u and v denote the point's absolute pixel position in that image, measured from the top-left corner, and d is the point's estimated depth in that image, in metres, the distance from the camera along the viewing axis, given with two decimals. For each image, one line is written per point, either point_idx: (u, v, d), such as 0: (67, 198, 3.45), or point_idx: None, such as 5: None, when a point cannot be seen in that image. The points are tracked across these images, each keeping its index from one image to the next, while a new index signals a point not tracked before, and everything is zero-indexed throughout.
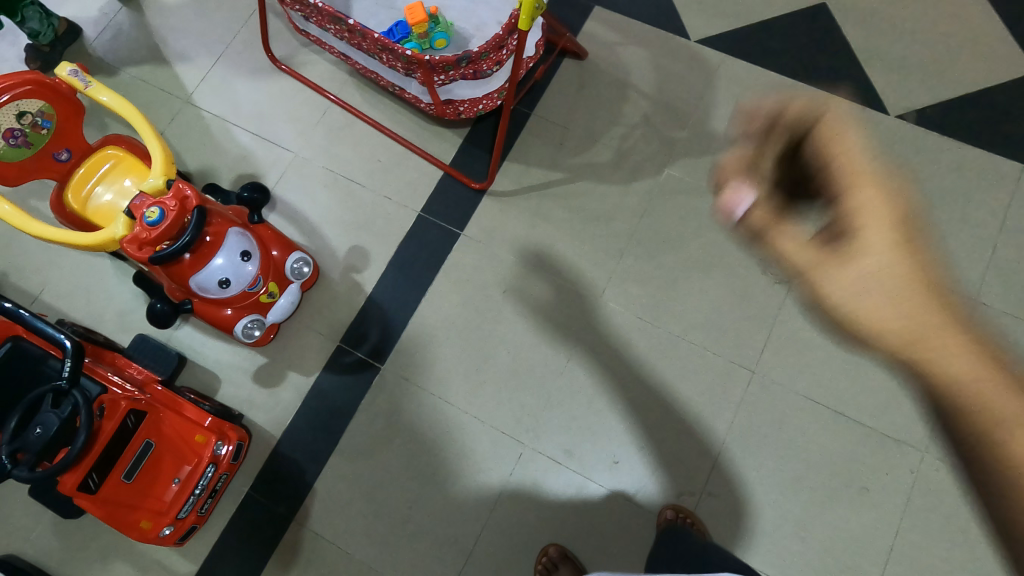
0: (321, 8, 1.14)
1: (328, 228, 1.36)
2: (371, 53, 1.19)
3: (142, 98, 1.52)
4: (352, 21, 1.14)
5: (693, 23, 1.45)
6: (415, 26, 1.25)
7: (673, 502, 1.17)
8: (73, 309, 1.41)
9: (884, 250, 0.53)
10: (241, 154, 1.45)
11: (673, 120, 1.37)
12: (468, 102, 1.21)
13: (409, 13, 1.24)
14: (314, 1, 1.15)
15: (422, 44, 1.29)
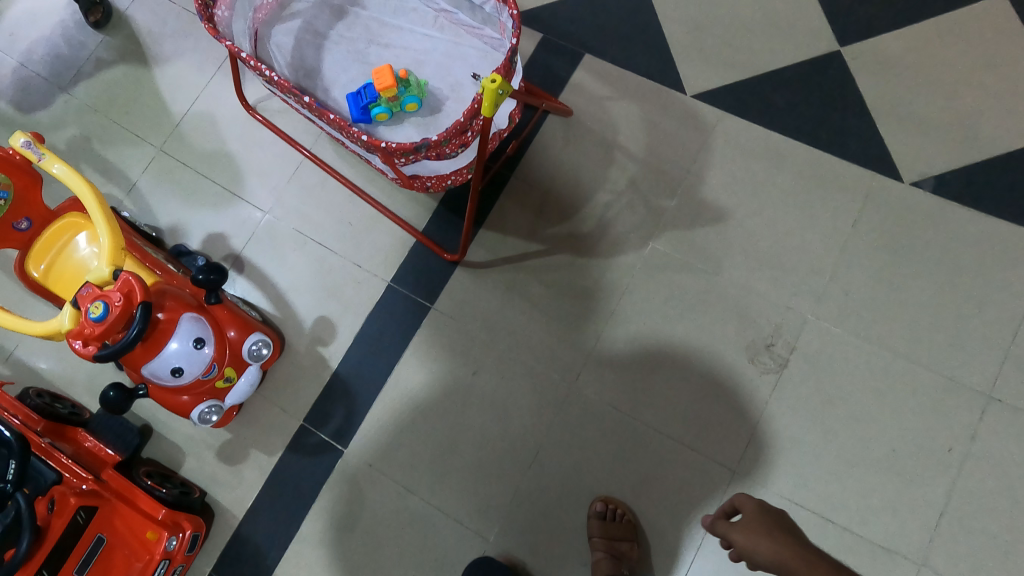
0: (279, 82, 1.06)
1: (296, 296, 1.31)
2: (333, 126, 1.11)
3: (116, 147, 1.47)
4: (309, 97, 1.05)
5: (690, 74, 1.34)
6: (382, 90, 1.16)
7: (604, 493, 1.16)
8: (46, 367, 1.39)
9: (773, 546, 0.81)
10: (211, 209, 1.38)
11: (661, 187, 1.28)
12: (436, 177, 1.13)
13: (376, 77, 1.15)
14: (270, 73, 1.06)
15: (391, 107, 1.19)
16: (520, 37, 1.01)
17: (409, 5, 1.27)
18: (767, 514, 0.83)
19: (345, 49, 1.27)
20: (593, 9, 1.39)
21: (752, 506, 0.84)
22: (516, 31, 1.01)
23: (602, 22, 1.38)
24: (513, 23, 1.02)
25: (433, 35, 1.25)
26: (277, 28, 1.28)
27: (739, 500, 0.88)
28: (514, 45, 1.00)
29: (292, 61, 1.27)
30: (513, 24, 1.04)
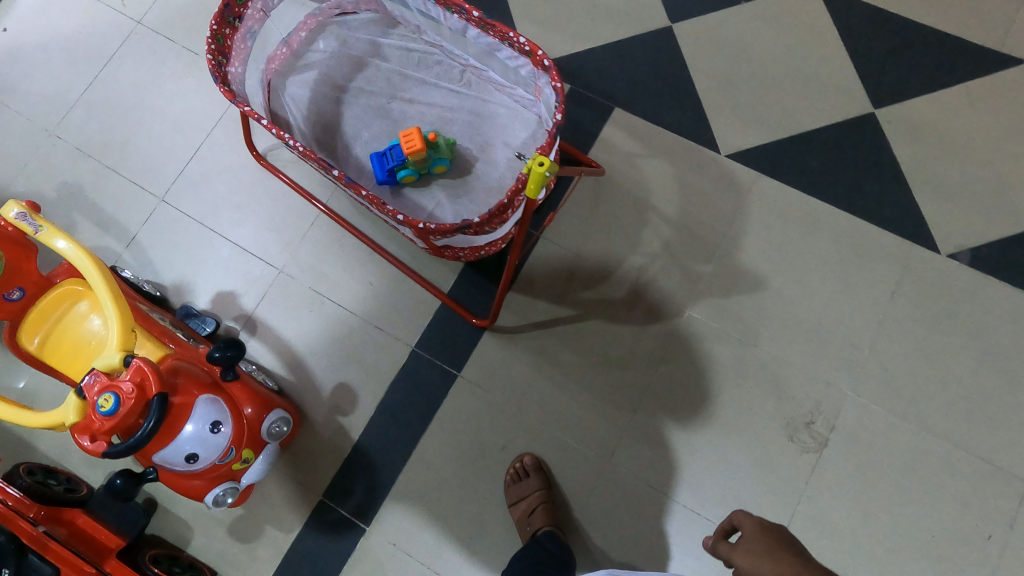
0: (302, 153, 0.97)
1: (313, 361, 1.22)
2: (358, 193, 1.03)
3: (114, 195, 1.39)
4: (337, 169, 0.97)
5: (723, 133, 1.29)
6: (410, 156, 1.08)
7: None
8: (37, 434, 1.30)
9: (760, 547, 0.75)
10: (220, 266, 1.30)
11: (695, 252, 1.24)
12: (469, 248, 1.06)
13: (404, 142, 1.07)
14: (293, 141, 0.98)
15: (418, 170, 1.12)
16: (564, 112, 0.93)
17: (434, 58, 1.19)
18: (767, 533, 0.76)
19: (366, 103, 1.19)
20: (623, 60, 1.34)
21: (752, 526, 0.77)
22: (560, 106, 0.93)
23: (633, 73, 1.33)
24: (556, 97, 0.95)
25: (460, 92, 1.17)
26: (292, 78, 1.21)
27: (738, 517, 0.80)
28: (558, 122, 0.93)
29: (308, 114, 1.20)
30: (554, 95, 0.97)
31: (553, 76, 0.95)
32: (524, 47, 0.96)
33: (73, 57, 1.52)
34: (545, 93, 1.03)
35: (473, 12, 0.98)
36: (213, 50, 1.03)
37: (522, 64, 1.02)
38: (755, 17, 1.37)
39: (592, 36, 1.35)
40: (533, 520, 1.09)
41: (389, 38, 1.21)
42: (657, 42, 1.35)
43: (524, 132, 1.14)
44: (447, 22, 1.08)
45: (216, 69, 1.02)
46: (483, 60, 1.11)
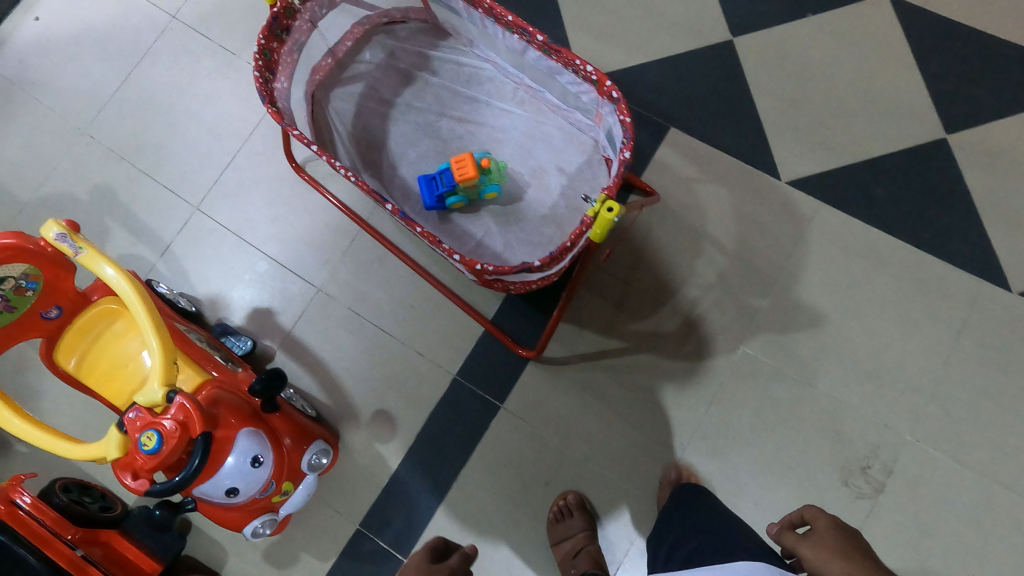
0: (356, 183, 0.92)
1: (352, 385, 1.19)
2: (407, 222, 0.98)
3: (148, 202, 1.35)
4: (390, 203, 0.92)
5: (784, 158, 1.24)
6: (461, 182, 1.03)
7: None
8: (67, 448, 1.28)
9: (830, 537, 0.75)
10: (256, 282, 1.26)
11: (750, 285, 1.20)
12: (521, 283, 0.92)
13: (456, 167, 1.02)
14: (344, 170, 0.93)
15: (467, 196, 1.07)
16: (633, 150, 0.87)
17: (485, 74, 1.13)
18: (842, 533, 0.75)
19: (414, 120, 1.14)
20: (681, 76, 1.27)
21: (825, 523, 0.77)
22: (628, 143, 0.87)
23: (691, 90, 1.26)
24: (623, 133, 0.89)
25: (513, 111, 1.11)
26: (336, 90, 1.15)
27: (813, 514, 0.80)
28: (625, 161, 0.87)
29: (353, 129, 1.14)
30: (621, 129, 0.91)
31: (622, 110, 0.88)
32: (592, 77, 0.89)
33: (105, 52, 1.46)
34: (609, 123, 0.97)
35: (537, 35, 0.92)
36: (260, 67, 0.98)
37: (585, 90, 0.96)
38: (822, 33, 1.30)
39: (648, 49, 1.28)
40: (577, 563, 1.05)
41: (439, 50, 1.14)
42: (718, 57, 1.28)
43: (580, 158, 1.08)
44: (505, 41, 1.01)
45: (263, 87, 0.97)
46: (540, 81, 1.05)
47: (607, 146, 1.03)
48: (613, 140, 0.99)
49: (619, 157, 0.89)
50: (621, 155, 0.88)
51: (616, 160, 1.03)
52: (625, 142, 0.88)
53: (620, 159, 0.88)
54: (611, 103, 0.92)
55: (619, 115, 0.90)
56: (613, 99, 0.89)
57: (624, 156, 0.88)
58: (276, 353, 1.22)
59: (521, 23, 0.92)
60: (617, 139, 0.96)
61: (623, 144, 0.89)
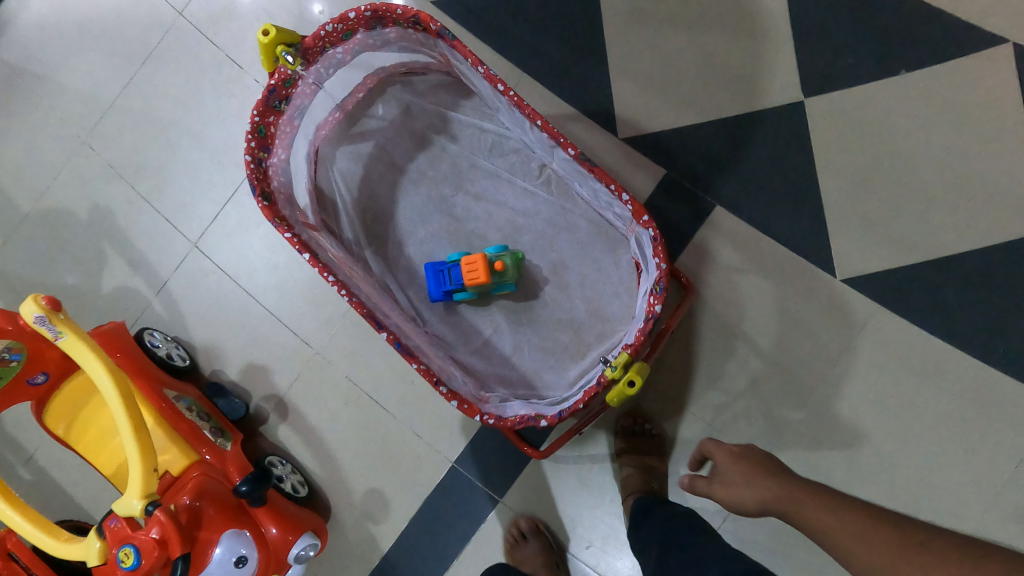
0: (350, 301, 0.83)
1: (346, 458, 1.14)
2: (406, 333, 0.90)
3: (148, 232, 1.26)
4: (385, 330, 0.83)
5: (844, 250, 1.08)
6: (469, 283, 0.92)
7: None
8: (69, 480, 1.25)
9: (753, 475, 0.72)
10: (256, 335, 1.21)
11: (786, 394, 1.07)
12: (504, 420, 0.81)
13: (465, 269, 0.91)
14: (341, 290, 0.83)
15: (477, 292, 0.97)
16: (666, 302, 0.76)
17: (510, 147, 1.00)
18: (743, 458, 0.74)
19: (426, 193, 1.02)
20: (734, 142, 1.11)
21: (726, 457, 0.75)
22: (661, 295, 0.76)
23: (745, 161, 1.10)
24: (658, 277, 0.77)
25: (536, 193, 1.00)
26: (343, 147, 1.02)
27: (707, 447, 0.77)
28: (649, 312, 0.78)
29: (359, 195, 1.03)
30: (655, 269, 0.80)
31: (658, 251, 0.78)
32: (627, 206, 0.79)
33: (105, 46, 1.30)
34: (644, 244, 0.85)
35: (568, 148, 0.80)
36: (253, 146, 0.85)
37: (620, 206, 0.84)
38: (915, 94, 1.08)
39: (701, 107, 1.12)
40: None
41: (460, 113, 1.01)
42: (782, 121, 1.11)
43: (606, 257, 0.97)
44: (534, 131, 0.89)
45: (254, 172, 0.85)
46: (570, 173, 0.92)
47: (637, 254, 0.92)
48: (646, 260, 0.88)
49: (649, 302, 0.78)
50: (651, 304, 0.77)
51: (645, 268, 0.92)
52: (657, 287, 0.77)
53: (651, 309, 0.77)
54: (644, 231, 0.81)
55: (654, 255, 0.79)
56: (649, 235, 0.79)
57: (655, 308, 0.76)
58: (269, 416, 1.18)
59: (551, 131, 0.80)
60: (649, 264, 0.85)
61: (656, 293, 0.77)
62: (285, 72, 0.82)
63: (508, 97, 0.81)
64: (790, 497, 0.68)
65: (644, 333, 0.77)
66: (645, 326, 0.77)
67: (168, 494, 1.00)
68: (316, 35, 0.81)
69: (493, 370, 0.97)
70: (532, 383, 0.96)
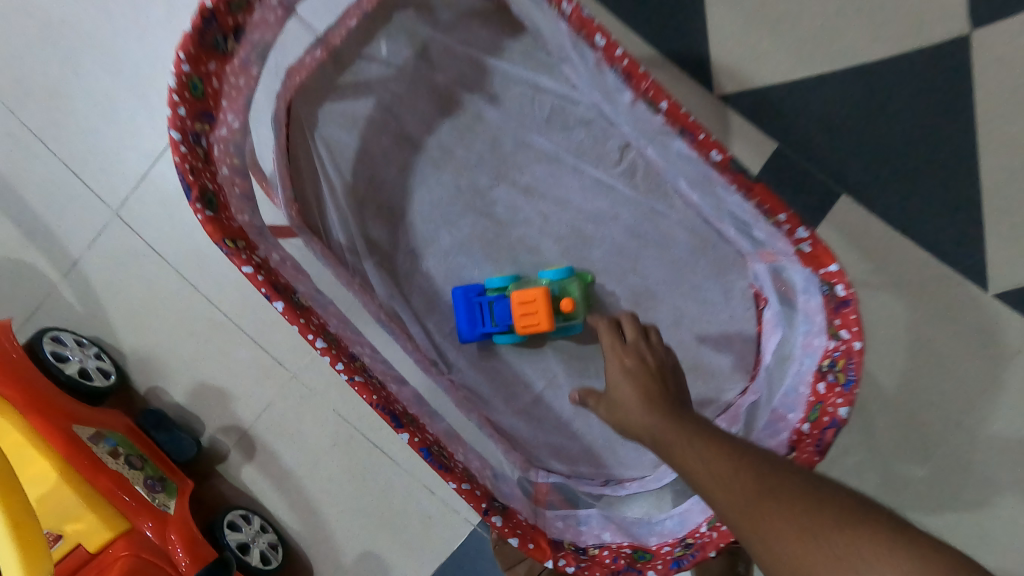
0: (349, 382, 0.54)
1: (334, 514, 0.88)
2: (434, 417, 0.60)
3: (52, 196, 0.92)
4: (405, 428, 0.53)
5: (1000, 265, 0.82)
6: (521, 328, 0.68)
7: None
8: None
9: (625, 385, 0.58)
10: (208, 348, 0.91)
11: (907, 446, 0.85)
12: (592, 559, 0.58)
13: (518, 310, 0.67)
14: (339, 366, 0.53)
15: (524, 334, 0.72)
16: (853, 402, 0.54)
17: (576, 115, 0.74)
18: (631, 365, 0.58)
19: (450, 180, 0.76)
20: (868, 110, 0.84)
21: (614, 357, 0.60)
22: (848, 391, 0.54)
23: (879, 139, 0.84)
24: (841, 359, 0.55)
25: (614, 186, 0.75)
26: (326, 107, 0.73)
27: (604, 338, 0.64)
28: (811, 404, 0.57)
29: (354, 176, 0.75)
30: (822, 337, 0.58)
31: (848, 319, 0.55)
32: (803, 246, 0.56)
33: None
34: (793, 289, 0.62)
35: (712, 147, 0.57)
36: (184, 113, 0.53)
37: (775, 238, 0.60)
38: None
39: (824, 57, 0.84)
40: None
41: (503, 59, 0.75)
42: (938, 81, 0.82)
43: (713, 283, 0.73)
44: (634, 108, 0.62)
45: (186, 157, 0.54)
46: (676, 169, 0.67)
47: (760, 284, 0.70)
48: (790, 311, 0.64)
49: (818, 392, 0.56)
50: (823, 397, 0.56)
51: (772, 302, 0.69)
52: (832, 370, 0.56)
53: (831, 411, 0.54)
54: (809, 278, 0.58)
55: (836, 322, 0.56)
56: (831, 293, 0.56)
57: (837, 410, 0.54)
58: (230, 452, 0.90)
59: (684, 119, 0.57)
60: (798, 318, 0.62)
61: (836, 382, 0.55)
62: None
63: (623, 64, 0.57)
64: (663, 412, 0.53)
65: (816, 447, 0.55)
66: (817, 433, 0.55)
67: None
68: None
69: (543, 439, 0.72)
70: (598, 457, 0.72)
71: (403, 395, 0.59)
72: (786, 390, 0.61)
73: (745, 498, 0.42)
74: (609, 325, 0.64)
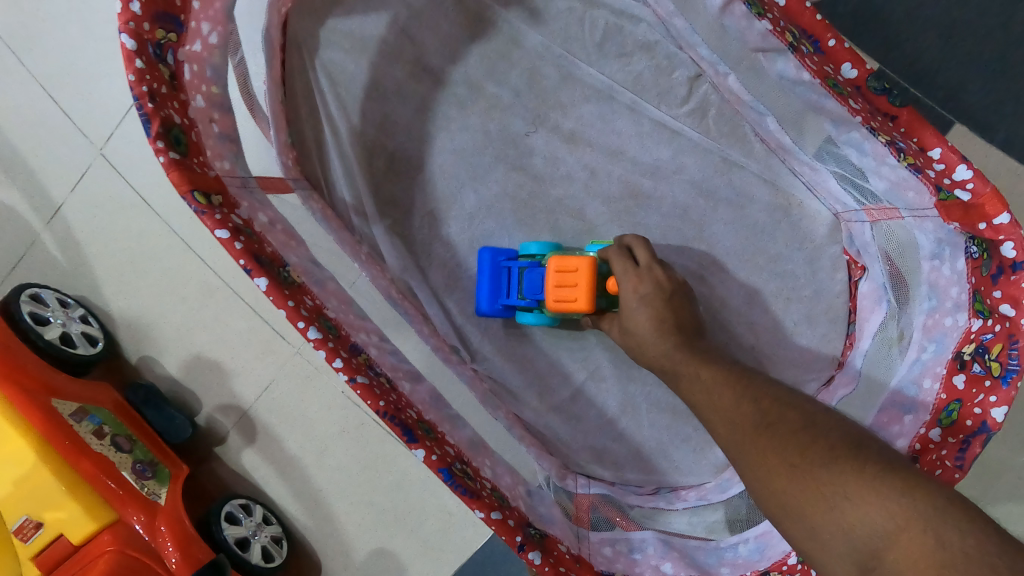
0: (351, 384, 0.42)
1: (343, 504, 0.78)
2: (455, 422, 0.50)
3: (29, 135, 0.82)
4: (418, 444, 0.42)
5: None
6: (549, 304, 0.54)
7: None
8: None
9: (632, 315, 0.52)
10: (202, 314, 0.81)
11: (1011, 441, 0.73)
12: None
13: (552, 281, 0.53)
14: (338, 362, 0.42)
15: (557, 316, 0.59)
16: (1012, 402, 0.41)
17: (635, 38, 0.61)
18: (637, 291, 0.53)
19: (480, 119, 0.63)
20: (995, 30, 0.70)
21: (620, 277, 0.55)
22: (1007, 388, 0.41)
23: (1003, 71, 0.70)
24: (998, 345, 0.42)
25: (680, 130, 0.61)
26: (330, 22, 0.60)
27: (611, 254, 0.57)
28: (943, 404, 0.44)
29: (364, 111, 0.62)
30: (962, 316, 0.45)
31: (1015, 290, 0.41)
32: (963, 196, 0.43)
33: None
34: (914, 253, 0.48)
35: (847, 62, 0.46)
36: (138, 11, 0.40)
37: (912, 188, 0.46)
38: None
39: None
40: None
41: None
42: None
43: (797, 253, 0.59)
44: (725, 17, 0.49)
45: (144, 76, 0.41)
46: (764, 103, 0.53)
47: (856, 249, 0.57)
48: (902, 285, 0.51)
49: (959, 387, 0.44)
50: (963, 394, 0.43)
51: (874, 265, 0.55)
52: (980, 360, 0.43)
53: (979, 411, 0.42)
54: (952, 239, 0.45)
55: (989, 292, 0.43)
56: (975, 256, 0.44)
57: (988, 411, 0.41)
58: (229, 435, 0.81)
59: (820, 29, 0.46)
60: (916, 292, 0.49)
61: (988, 377, 0.42)
62: None
63: None
64: (678, 354, 0.49)
65: (955, 462, 0.41)
66: (956, 444, 0.42)
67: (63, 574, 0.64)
68: None
69: (585, 441, 0.61)
70: (649, 462, 0.60)
71: (413, 399, 0.47)
72: (900, 384, 0.48)
73: (750, 453, 0.39)
74: (618, 254, 0.55)
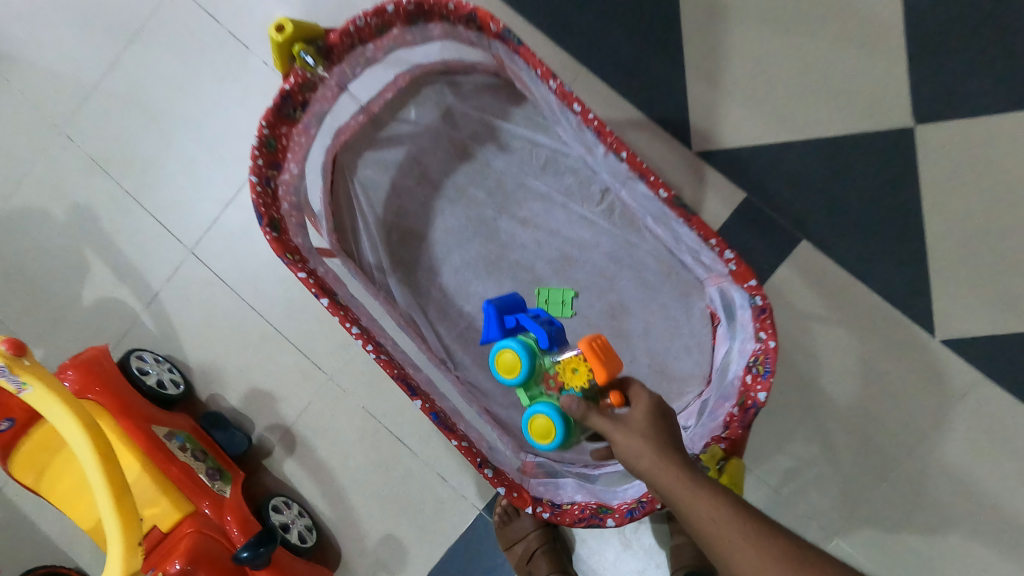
0: (377, 359, 0.70)
1: (360, 501, 1.02)
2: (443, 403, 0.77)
3: (139, 237, 1.12)
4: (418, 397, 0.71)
5: (940, 303, 0.96)
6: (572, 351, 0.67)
7: None
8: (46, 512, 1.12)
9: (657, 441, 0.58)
10: (257, 359, 1.08)
11: (858, 453, 0.98)
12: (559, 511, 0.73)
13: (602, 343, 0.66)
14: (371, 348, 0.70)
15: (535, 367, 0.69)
16: (770, 388, 0.68)
17: (567, 165, 0.90)
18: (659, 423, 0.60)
19: (465, 213, 0.94)
20: (829, 157, 0.99)
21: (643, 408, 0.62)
22: (765, 379, 0.68)
23: (835, 183, 0.99)
24: (760, 355, 0.69)
25: (597, 222, 0.91)
26: (366, 154, 0.91)
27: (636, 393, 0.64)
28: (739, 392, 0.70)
29: (386, 210, 0.93)
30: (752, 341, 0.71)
31: (764, 324, 0.69)
32: (730, 265, 0.71)
33: (86, 21, 1.11)
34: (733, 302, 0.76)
35: (660, 188, 0.73)
36: (261, 164, 0.73)
37: (710, 258, 0.75)
38: None
39: (790, 121, 1.00)
40: (534, 568, 0.93)
41: (510, 122, 0.92)
42: (894, 151, 0.97)
43: (677, 303, 0.87)
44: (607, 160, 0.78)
45: (260, 194, 0.73)
46: (643, 207, 0.82)
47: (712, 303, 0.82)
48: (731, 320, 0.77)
49: (746, 383, 0.70)
50: (749, 385, 0.69)
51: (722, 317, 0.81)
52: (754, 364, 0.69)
53: (751, 395, 0.69)
54: (741, 293, 0.72)
55: (758, 326, 0.70)
56: (754, 303, 0.70)
57: (757, 395, 0.68)
58: (274, 448, 1.06)
59: (637, 165, 0.73)
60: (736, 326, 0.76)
61: (757, 374, 0.68)
62: (302, 75, 0.71)
63: (594, 125, 0.73)
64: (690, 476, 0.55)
65: (741, 425, 0.69)
66: (741, 413, 0.69)
67: (157, 553, 0.87)
68: (343, 31, 0.70)
69: None
70: None
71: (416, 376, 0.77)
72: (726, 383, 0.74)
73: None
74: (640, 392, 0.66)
